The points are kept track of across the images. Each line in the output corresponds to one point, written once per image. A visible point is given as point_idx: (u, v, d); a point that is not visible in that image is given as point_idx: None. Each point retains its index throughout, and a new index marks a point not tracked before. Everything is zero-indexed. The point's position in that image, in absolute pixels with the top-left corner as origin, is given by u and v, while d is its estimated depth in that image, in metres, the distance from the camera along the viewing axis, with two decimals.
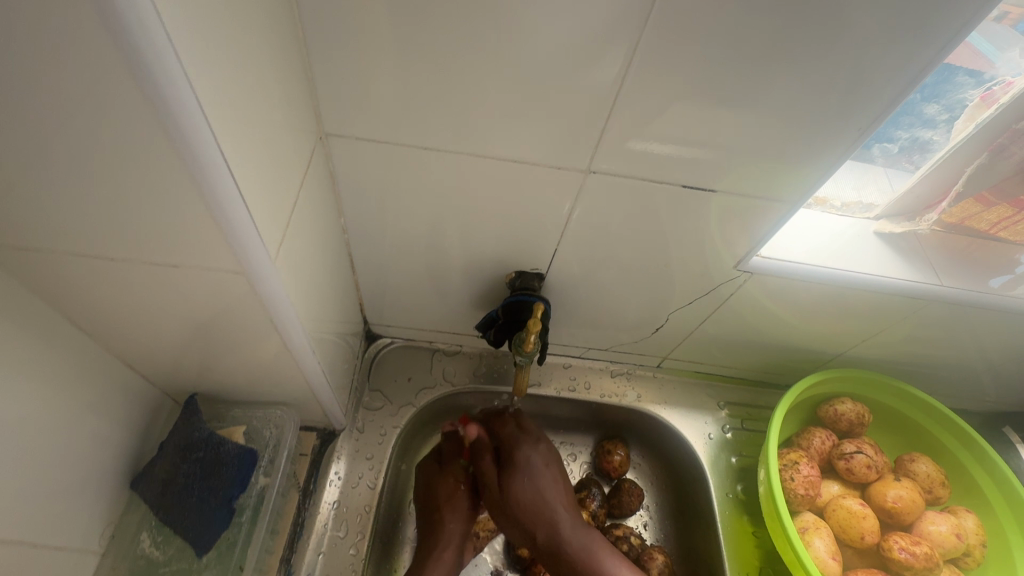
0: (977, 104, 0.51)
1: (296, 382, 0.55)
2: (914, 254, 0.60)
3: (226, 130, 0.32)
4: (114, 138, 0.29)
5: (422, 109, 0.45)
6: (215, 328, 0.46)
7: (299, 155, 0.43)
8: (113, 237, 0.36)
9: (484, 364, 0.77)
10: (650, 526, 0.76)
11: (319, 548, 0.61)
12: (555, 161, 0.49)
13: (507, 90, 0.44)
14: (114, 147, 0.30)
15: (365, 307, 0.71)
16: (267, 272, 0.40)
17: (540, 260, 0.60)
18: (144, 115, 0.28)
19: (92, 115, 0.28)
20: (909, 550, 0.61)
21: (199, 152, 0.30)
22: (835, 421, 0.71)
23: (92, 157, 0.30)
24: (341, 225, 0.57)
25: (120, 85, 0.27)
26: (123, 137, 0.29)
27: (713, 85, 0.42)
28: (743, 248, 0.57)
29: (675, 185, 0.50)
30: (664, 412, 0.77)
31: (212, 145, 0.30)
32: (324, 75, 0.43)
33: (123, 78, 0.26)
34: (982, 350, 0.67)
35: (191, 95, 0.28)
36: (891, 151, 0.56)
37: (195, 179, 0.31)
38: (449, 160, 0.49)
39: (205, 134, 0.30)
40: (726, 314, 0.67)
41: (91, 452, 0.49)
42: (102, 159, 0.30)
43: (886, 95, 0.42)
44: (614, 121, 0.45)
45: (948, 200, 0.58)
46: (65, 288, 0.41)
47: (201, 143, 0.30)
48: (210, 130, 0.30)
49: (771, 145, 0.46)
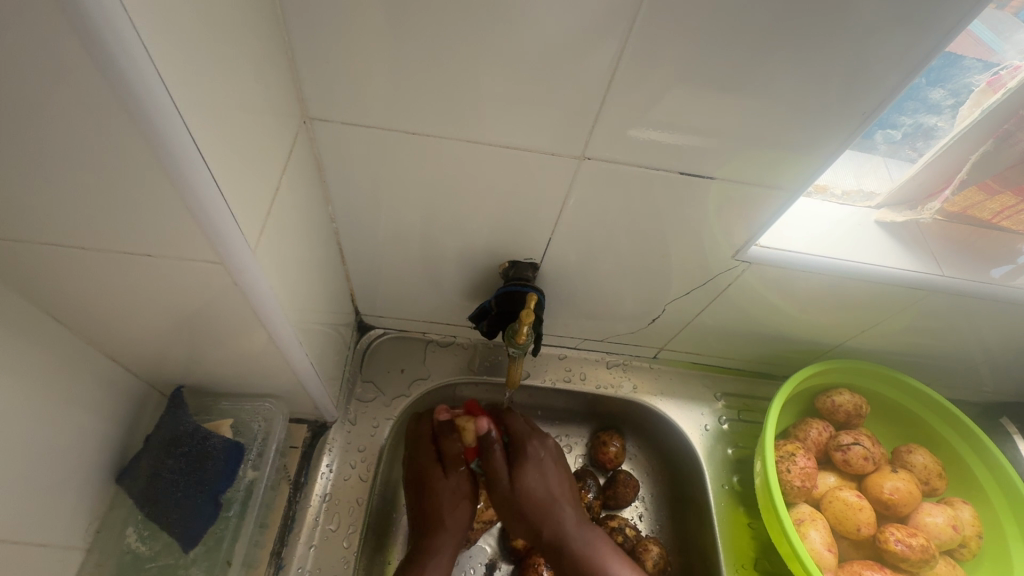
0: (983, 90, 0.49)
1: (284, 374, 0.54)
2: (915, 243, 0.59)
3: (196, 111, 0.30)
4: (74, 122, 0.27)
5: (411, 93, 0.43)
6: (197, 320, 0.45)
7: (281, 142, 0.41)
8: (84, 227, 0.34)
9: (478, 355, 0.76)
10: (645, 517, 0.76)
11: (311, 541, 0.60)
12: (548, 148, 0.47)
13: (498, 74, 0.42)
14: (76, 131, 0.28)
15: (356, 298, 0.69)
16: (247, 263, 0.38)
17: (535, 250, 0.59)
18: (102, 97, 0.26)
19: (48, 98, 0.26)
20: (905, 542, 0.60)
21: (166, 136, 0.28)
22: (833, 413, 0.71)
23: (51, 143, 0.28)
24: (329, 214, 0.55)
25: (74, 64, 0.25)
26: (84, 120, 0.27)
27: (713, 70, 0.41)
28: (742, 238, 0.55)
29: (672, 172, 0.49)
30: (660, 403, 0.76)
31: (181, 128, 0.29)
32: (307, 57, 0.41)
33: (78, 55, 0.24)
34: (982, 340, 0.67)
35: (156, 77, 0.26)
36: (894, 138, 0.54)
37: (162, 164, 0.30)
38: (439, 147, 0.48)
39: (173, 116, 0.28)
40: (724, 304, 0.66)
41: (73, 448, 0.48)
42: (65, 145, 0.29)
43: (890, 81, 0.41)
44: (610, 106, 0.44)
45: (952, 186, 0.57)
46: (39, 281, 0.39)
47: (168, 127, 0.28)
48: (177, 112, 0.28)
49: (771, 131, 0.45)
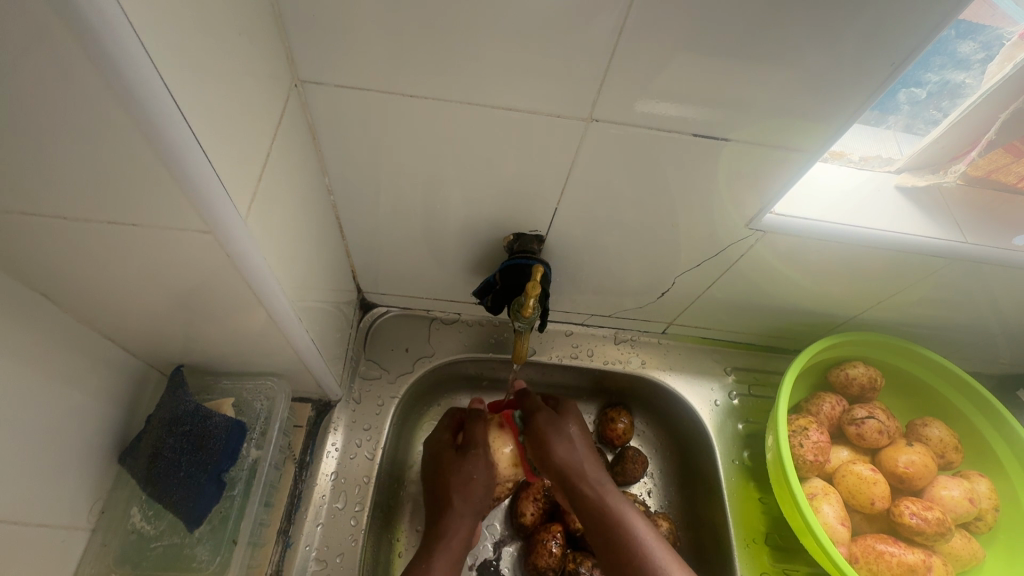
0: (1015, 43, 0.46)
1: (284, 353, 0.53)
2: (936, 210, 0.57)
3: (169, 58, 0.27)
4: (32, 68, 0.25)
5: (406, 55, 0.41)
6: (192, 298, 0.43)
7: (269, 108, 0.39)
8: (61, 197, 0.32)
9: (483, 332, 0.74)
10: (654, 493, 0.75)
11: (318, 520, 0.60)
12: (552, 112, 0.45)
13: (499, 33, 0.39)
14: (35, 78, 0.25)
15: (357, 275, 0.68)
16: (239, 235, 0.36)
17: (539, 222, 0.57)
18: (58, 34, 0.24)
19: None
20: (920, 516, 0.59)
21: (133, 81, 0.26)
22: (846, 386, 0.69)
23: (12, 95, 0.26)
24: (325, 186, 0.54)
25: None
26: (44, 67, 0.25)
27: (729, 24, 0.38)
28: (754, 207, 0.53)
29: (683, 136, 0.46)
30: (668, 378, 0.75)
31: (149, 73, 0.26)
32: (294, 15, 0.39)
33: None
34: (1000, 312, 0.65)
35: (133, 41, 0.25)
36: (918, 98, 0.51)
37: (133, 115, 0.27)
38: (438, 113, 0.46)
39: (140, 60, 0.25)
40: (736, 277, 0.63)
41: (71, 430, 0.47)
42: (28, 98, 0.26)
43: (918, 34, 0.38)
44: (617, 66, 0.41)
45: (978, 148, 0.54)
46: (23, 256, 0.38)
47: (134, 70, 0.25)
48: (145, 53, 0.26)
49: (791, 92, 0.42)
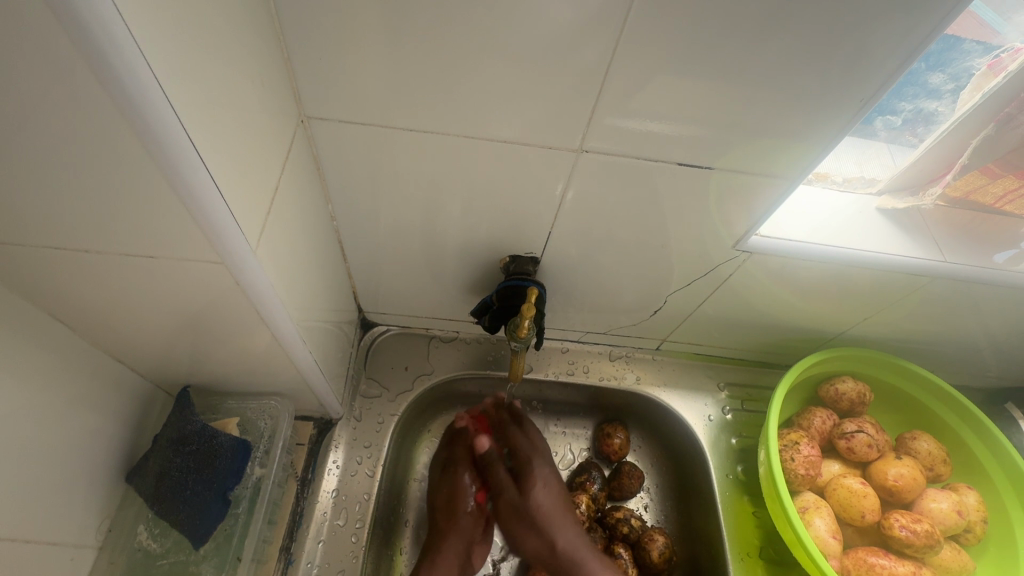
0: (984, 73, 0.49)
1: (289, 372, 0.55)
2: (917, 230, 0.59)
3: (184, 94, 0.29)
4: (64, 112, 0.27)
5: (407, 89, 0.43)
6: (202, 322, 0.45)
7: (278, 142, 0.41)
8: (82, 229, 0.34)
9: (481, 350, 0.76)
10: (651, 507, 0.77)
11: (319, 536, 0.61)
12: (545, 142, 0.47)
13: (494, 70, 0.42)
14: (63, 116, 0.27)
15: (359, 295, 0.70)
16: (249, 262, 0.38)
17: (534, 244, 0.59)
18: (85, 80, 0.26)
19: (26, 83, 0.25)
20: (910, 528, 0.60)
21: (156, 125, 0.28)
22: (836, 401, 0.71)
23: (44, 137, 0.28)
24: (329, 212, 0.56)
25: (55, 49, 0.24)
26: (70, 107, 0.27)
27: (711, 57, 0.40)
28: (742, 227, 0.55)
29: (670, 163, 0.49)
30: (662, 393, 0.77)
31: (164, 105, 0.28)
32: (302, 55, 0.42)
33: (56, 34, 0.24)
34: (985, 327, 0.66)
35: (158, 90, 0.27)
36: (894, 124, 0.54)
37: (147, 145, 0.29)
38: (437, 144, 0.48)
39: (158, 98, 0.27)
40: (727, 294, 0.65)
41: (82, 449, 0.49)
42: (57, 137, 0.28)
43: (889, 65, 0.40)
44: (604, 100, 0.44)
45: (953, 172, 0.56)
46: (44, 284, 0.40)
47: (157, 114, 0.28)
48: (160, 88, 0.27)
49: (771, 119, 0.45)
